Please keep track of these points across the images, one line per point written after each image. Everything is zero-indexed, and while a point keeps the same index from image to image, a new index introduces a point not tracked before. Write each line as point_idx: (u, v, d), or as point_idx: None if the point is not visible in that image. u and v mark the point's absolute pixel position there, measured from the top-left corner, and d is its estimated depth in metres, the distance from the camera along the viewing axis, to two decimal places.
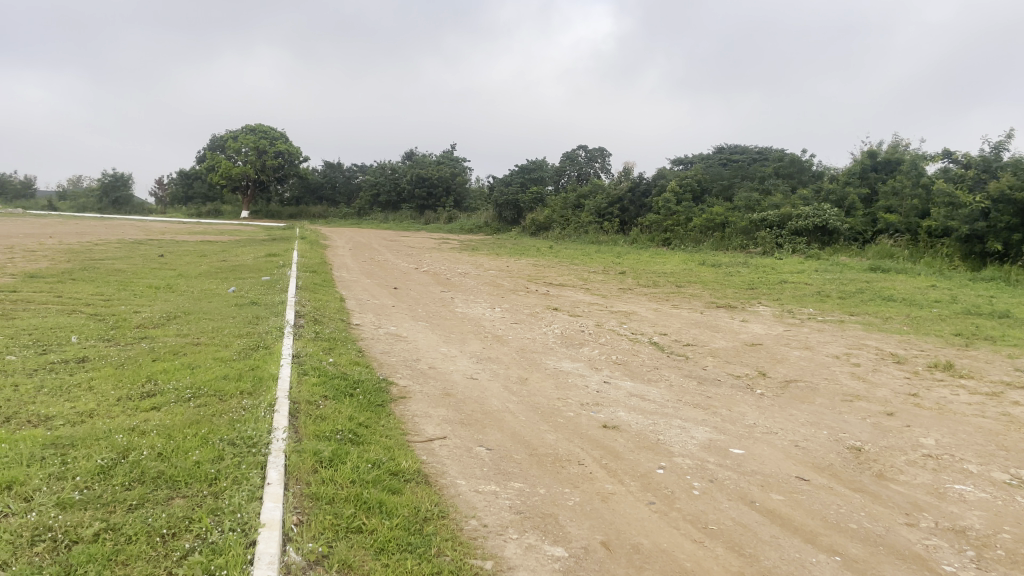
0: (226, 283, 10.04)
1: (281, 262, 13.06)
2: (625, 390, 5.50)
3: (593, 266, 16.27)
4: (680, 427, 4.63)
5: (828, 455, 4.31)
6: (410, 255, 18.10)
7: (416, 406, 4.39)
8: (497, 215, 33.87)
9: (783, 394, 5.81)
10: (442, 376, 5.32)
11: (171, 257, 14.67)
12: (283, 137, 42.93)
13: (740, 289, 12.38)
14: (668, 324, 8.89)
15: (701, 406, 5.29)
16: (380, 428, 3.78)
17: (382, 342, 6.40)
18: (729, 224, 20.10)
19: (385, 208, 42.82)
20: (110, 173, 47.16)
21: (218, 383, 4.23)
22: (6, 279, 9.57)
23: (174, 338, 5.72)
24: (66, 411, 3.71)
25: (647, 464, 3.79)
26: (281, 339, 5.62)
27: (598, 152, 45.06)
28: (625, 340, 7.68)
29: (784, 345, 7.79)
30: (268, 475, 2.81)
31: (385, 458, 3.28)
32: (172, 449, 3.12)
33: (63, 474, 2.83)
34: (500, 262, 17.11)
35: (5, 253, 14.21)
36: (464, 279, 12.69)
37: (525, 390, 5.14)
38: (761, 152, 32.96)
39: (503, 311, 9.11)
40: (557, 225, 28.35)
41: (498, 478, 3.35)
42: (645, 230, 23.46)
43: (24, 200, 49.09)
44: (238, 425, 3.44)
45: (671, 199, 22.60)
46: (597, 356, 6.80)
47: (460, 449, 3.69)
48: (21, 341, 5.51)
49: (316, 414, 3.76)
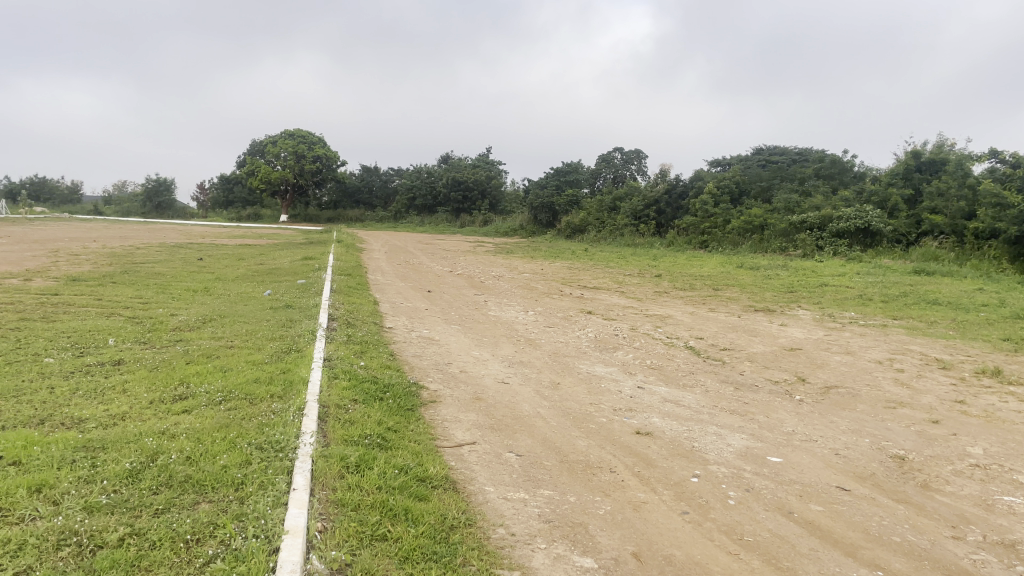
0: (262, 287, 10.12)
1: (317, 266, 13.15)
2: (659, 396, 5.40)
3: (628, 269, 16.14)
4: (716, 435, 4.52)
5: (869, 464, 4.17)
6: (445, 258, 18.13)
7: (446, 410, 4.35)
8: (532, 218, 33.80)
9: (823, 400, 5.66)
10: (474, 380, 5.27)
11: (210, 261, 14.87)
12: (322, 142, 43.39)
13: (779, 292, 12.15)
14: (704, 328, 8.75)
15: (737, 412, 5.17)
16: (409, 433, 3.75)
17: (414, 346, 6.38)
18: (768, 226, 19.78)
19: (421, 211, 43.05)
20: (154, 179, 48.17)
21: (249, 387, 4.23)
22: (49, 282, 9.76)
23: (208, 341, 5.76)
24: (98, 414, 3.73)
25: (681, 472, 3.69)
26: (313, 342, 5.63)
27: (635, 154, 44.78)
28: (660, 345, 7.57)
29: (824, 349, 7.61)
30: (294, 480, 2.77)
31: (413, 464, 3.24)
32: (200, 453, 3.11)
33: (91, 478, 2.83)
34: (535, 264, 17.03)
35: (50, 256, 14.53)
36: (498, 282, 12.65)
37: (557, 395, 5.07)
38: (801, 153, 32.42)
39: (536, 315, 9.05)
40: (592, 227, 28.20)
41: (526, 486, 3.29)
42: (681, 232, 23.20)
43: (71, 205, 50.37)
44: (266, 429, 3.42)
45: (708, 201, 22.35)
46: (632, 360, 6.70)
47: (489, 455, 3.64)
48: (59, 344, 5.58)
49: (346, 418, 3.73)
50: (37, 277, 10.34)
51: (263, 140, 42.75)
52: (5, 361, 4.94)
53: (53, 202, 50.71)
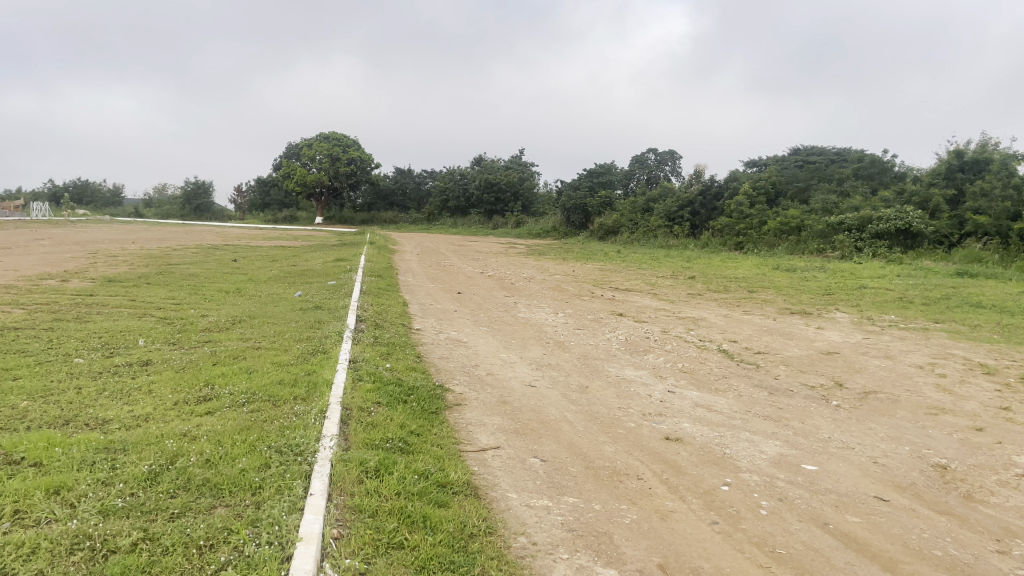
0: (293, 288, 10.16)
1: (348, 267, 13.19)
2: (690, 400, 5.28)
3: (662, 271, 15.94)
4: (748, 441, 4.38)
5: (910, 473, 4.01)
6: (477, 259, 18.11)
7: (471, 414, 4.27)
8: (565, 219, 33.65)
9: (861, 406, 5.48)
10: (500, 382, 5.20)
11: (244, 262, 15.02)
12: (356, 144, 43.73)
13: (816, 294, 11.89)
14: (738, 331, 8.58)
15: (771, 417, 5.02)
16: (432, 436, 3.69)
17: (442, 348, 6.33)
18: (805, 228, 19.43)
19: (454, 213, 43.17)
20: (192, 181, 48.99)
21: (273, 388, 4.20)
22: (86, 283, 9.91)
23: (236, 342, 5.77)
24: (123, 415, 3.73)
25: (711, 480, 3.58)
26: (340, 343, 5.60)
27: (669, 155, 44.41)
28: (692, 348, 7.43)
29: (862, 353, 7.40)
30: (312, 485, 2.72)
31: (435, 469, 3.17)
32: (220, 456, 3.08)
33: (110, 479, 2.82)
34: (567, 266, 16.93)
35: (90, 258, 14.79)
36: (529, 284, 12.58)
37: (585, 399, 4.98)
38: (839, 153, 31.84)
39: (566, 317, 8.94)
40: (625, 229, 27.98)
41: (550, 492, 3.20)
42: (716, 233, 22.90)
43: (112, 207, 51.47)
44: (287, 431, 3.38)
45: (744, 202, 22.05)
46: (663, 363, 6.57)
47: (513, 460, 3.56)
48: (90, 344, 5.64)
49: (368, 421, 3.68)
50: (75, 278, 10.51)
51: (299, 143, 43.19)
52: (36, 361, 4.98)
53: (96, 204, 51.85)
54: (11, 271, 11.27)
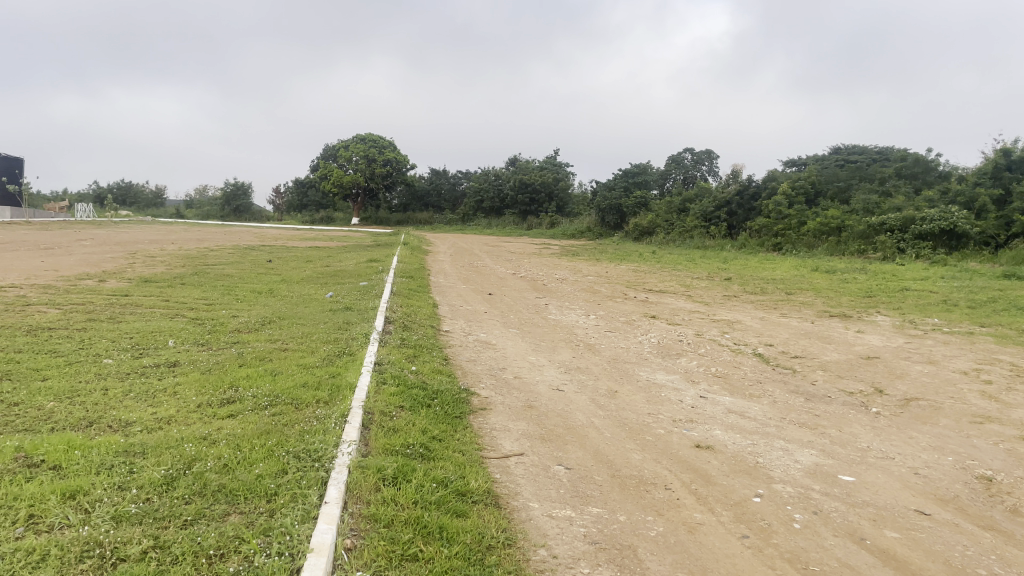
0: (324, 289, 10.18)
1: (381, 268, 13.20)
2: (722, 406, 5.13)
3: (697, 272, 15.70)
4: (782, 450, 4.23)
5: (952, 485, 3.83)
6: (509, 260, 18.05)
7: (495, 419, 4.19)
8: (600, 220, 33.45)
9: (902, 413, 5.28)
10: (527, 387, 5.11)
11: (279, 262, 15.13)
12: (392, 145, 43.98)
13: (856, 297, 11.59)
14: (775, 334, 8.37)
15: (807, 425, 4.86)
16: (455, 442, 3.61)
17: (469, 350, 6.25)
18: (846, 228, 19.02)
19: (489, 214, 43.19)
20: (232, 183, 49.79)
21: (296, 391, 4.16)
22: (123, 283, 10.04)
23: (263, 344, 5.76)
24: (146, 417, 3.72)
25: (742, 491, 3.44)
26: (366, 345, 5.56)
27: (706, 154, 43.92)
28: (726, 351, 7.26)
29: (903, 358, 7.16)
30: (327, 492, 2.66)
31: (455, 476, 3.10)
32: (238, 460, 3.03)
33: (126, 484, 2.79)
34: (600, 267, 16.77)
35: (129, 258, 15.03)
36: (561, 285, 12.45)
37: (614, 404, 4.86)
38: (881, 152, 31.14)
39: (598, 319, 8.82)
40: (661, 229, 27.70)
41: (574, 502, 3.10)
42: (753, 234, 22.54)
43: (154, 208, 52.52)
44: (307, 436, 3.33)
45: (782, 202, 21.65)
46: (695, 367, 6.42)
47: (536, 467, 3.46)
48: (120, 344, 5.67)
49: (390, 426, 3.62)
50: (112, 278, 10.65)
51: (335, 144, 43.52)
52: (67, 362, 5.02)
53: (138, 205, 52.96)
54: (50, 271, 11.47)
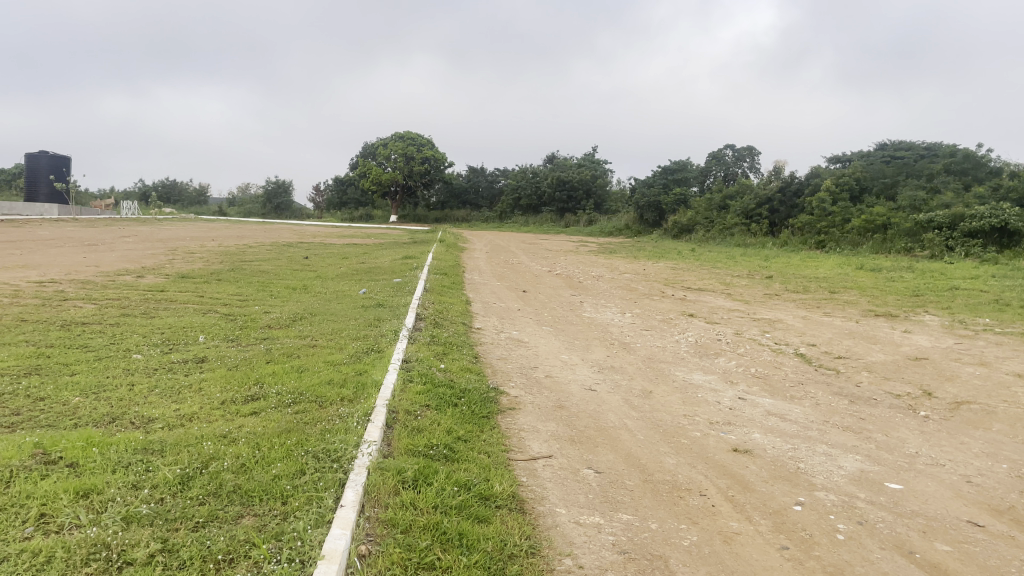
0: (358, 285, 10.15)
1: (416, 265, 13.15)
2: (762, 409, 4.94)
3: (737, 270, 15.36)
4: (825, 455, 4.03)
5: (1008, 495, 3.60)
6: (545, 258, 17.90)
7: (524, 419, 4.06)
8: (638, 217, 33.12)
9: (952, 418, 5.03)
10: (558, 386, 4.97)
11: (316, 259, 15.16)
12: (431, 143, 44.09)
13: (903, 296, 11.22)
14: (817, 334, 8.10)
15: (851, 429, 4.65)
16: (480, 443, 3.49)
17: (501, 348, 6.13)
18: (892, 225, 18.52)
19: (527, 211, 43.07)
20: (273, 182, 50.42)
21: (321, 388, 4.08)
22: (160, 279, 10.10)
23: (293, 340, 5.70)
24: (168, 414, 3.67)
25: (783, 499, 3.26)
26: (395, 342, 5.47)
27: (747, 151, 43.26)
28: (767, 351, 7.03)
29: (954, 360, 6.85)
30: (344, 495, 2.56)
31: (479, 479, 2.97)
32: (256, 460, 2.94)
33: (140, 483, 2.72)
34: (638, 265, 16.53)
35: (169, 255, 15.19)
36: (597, 283, 12.26)
37: (648, 405, 4.70)
38: (929, 148, 30.26)
39: (634, 317, 8.63)
40: (700, 227, 27.30)
41: (603, 508, 2.96)
42: (796, 231, 22.07)
43: (198, 206, 53.44)
44: (328, 435, 3.23)
45: (826, 199, 21.16)
46: (734, 367, 6.22)
47: (565, 471, 3.33)
48: (151, 340, 5.66)
49: (414, 426, 3.51)
50: (150, 274, 10.75)
51: (374, 142, 43.78)
52: (96, 357, 5.01)
53: (182, 203, 53.83)
54: (90, 267, 11.64)
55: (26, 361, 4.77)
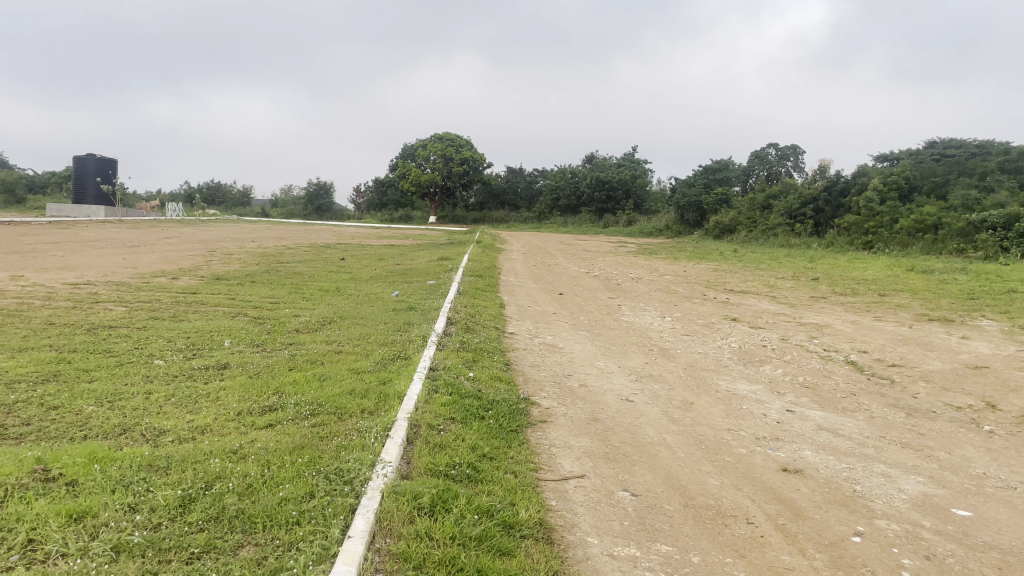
0: (391, 287, 9.99)
1: (451, 266, 12.95)
2: (813, 422, 4.61)
3: (781, 272, 14.91)
4: (883, 477, 3.70)
5: None
6: (583, 259, 17.62)
7: (555, 433, 3.81)
8: (679, 217, 32.59)
9: (1021, 434, 4.64)
10: (593, 397, 4.70)
11: (352, 261, 15.05)
12: (469, 144, 44.01)
13: (958, 299, 10.70)
14: (869, 340, 7.69)
15: (909, 446, 4.30)
16: (506, 461, 3.25)
17: (534, 354, 5.89)
18: (943, 225, 17.84)
19: (565, 212, 42.78)
20: (314, 183, 50.89)
21: (341, 400, 3.87)
22: (194, 281, 10.04)
23: (319, 345, 5.52)
24: (181, 426, 3.49)
25: (839, 528, 2.96)
26: (423, 349, 5.26)
27: (791, 150, 42.37)
28: (815, 358, 6.67)
29: (1018, 369, 6.42)
30: (353, 524, 2.33)
31: (503, 505, 2.72)
32: (264, 480, 2.73)
33: (138, 505, 2.53)
34: (678, 266, 16.14)
35: (207, 256, 15.22)
36: (636, 285, 11.95)
37: (689, 418, 4.40)
38: (982, 145, 29.26)
39: (674, 321, 8.32)
40: (742, 227, 26.73)
41: (639, 538, 2.68)
42: (842, 232, 21.42)
43: (241, 208, 54.27)
44: (343, 453, 3.01)
45: (873, 198, 20.47)
46: (780, 376, 5.88)
47: (598, 493, 3.06)
48: (175, 345, 5.51)
49: (436, 441, 3.28)
50: (185, 276, 10.71)
51: (414, 143, 43.88)
52: (117, 363, 4.87)
53: (226, 205, 54.57)
54: (128, 269, 11.66)
55: (45, 366, 4.66)
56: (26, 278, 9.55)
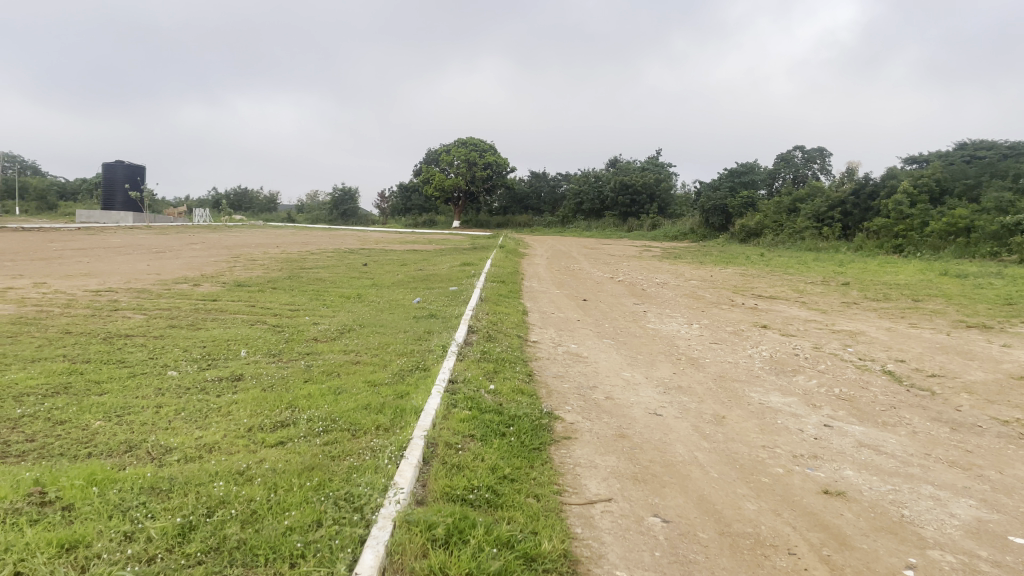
0: (413, 294, 9.84)
1: (474, 271, 12.78)
2: (852, 438, 4.36)
3: (810, 277, 14.60)
4: (932, 500, 3.45)
5: None
6: (607, 263, 17.42)
7: (580, 451, 3.61)
8: (703, 221, 32.22)
9: None
10: (619, 410, 4.49)
11: (374, 266, 14.96)
12: (492, 148, 43.94)
13: (995, 304, 10.34)
14: (905, 348, 7.39)
15: (957, 465, 4.03)
16: (528, 483, 3.05)
17: (558, 364, 5.69)
18: (976, 228, 17.40)
19: (589, 215, 42.57)
20: (339, 188, 51.15)
21: (356, 415, 3.70)
22: (215, 288, 9.96)
23: (336, 355, 5.37)
24: (189, 443, 3.33)
25: (890, 560, 2.72)
26: (443, 359, 5.08)
27: (817, 152, 41.83)
28: (850, 368, 6.40)
29: None
30: (361, 559, 2.16)
31: (524, 534, 2.54)
32: (269, 506, 2.56)
33: (136, 534, 2.37)
34: (704, 271, 15.83)
35: (230, 262, 15.19)
36: (662, 290, 11.71)
37: (721, 434, 4.17)
38: (1014, 146, 28.60)
39: (702, 329, 8.07)
40: (769, 231, 26.34)
41: (672, 571, 2.47)
42: (871, 235, 20.99)
43: (267, 213, 54.57)
44: (355, 475, 2.84)
45: (903, 201, 20.05)
46: (815, 388, 5.62)
47: (627, 520, 2.85)
48: (191, 355, 5.39)
49: (453, 462, 3.10)
50: (207, 283, 10.64)
51: (438, 148, 43.94)
52: (130, 374, 4.74)
53: (251, 210, 55.00)
54: (151, 275, 11.63)
55: (56, 378, 4.53)
56: (48, 285, 9.52)
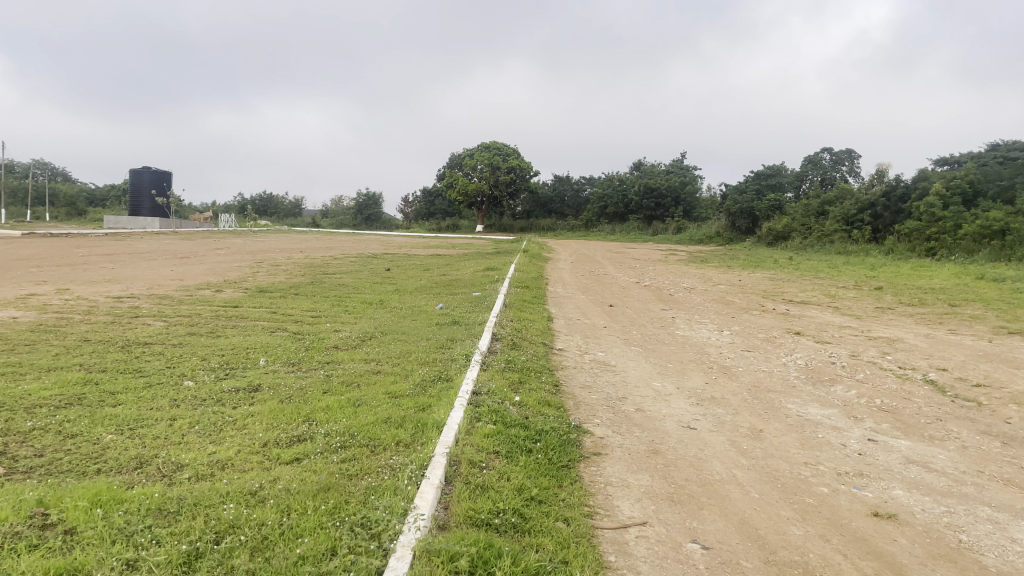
0: (435, 299, 9.67)
1: (497, 277, 12.57)
2: (899, 454, 4.11)
3: (842, 281, 14.28)
4: (991, 523, 3.20)
5: None
6: (633, 267, 17.18)
7: (611, 469, 3.41)
8: (729, 224, 31.83)
9: None
10: (651, 423, 4.29)
11: (397, 271, 14.85)
12: (516, 153, 43.85)
13: None
14: (947, 356, 7.09)
15: (1013, 483, 3.77)
16: (557, 505, 2.87)
17: (585, 374, 5.49)
18: (1011, 230, 16.95)
19: (613, 219, 42.30)
20: (364, 193, 51.42)
21: (375, 429, 3.54)
22: (237, 294, 9.86)
23: (356, 365, 5.21)
24: (201, 459, 3.19)
25: None
26: (466, 369, 4.91)
27: (845, 155, 41.23)
28: (891, 377, 6.13)
29: None
30: None
31: (554, 564, 2.35)
32: (282, 531, 2.40)
33: (139, 562, 2.21)
34: (732, 275, 15.54)
35: (254, 267, 15.14)
36: (690, 295, 11.45)
37: (760, 450, 3.94)
38: None
39: (733, 335, 7.82)
40: (796, 234, 25.95)
41: None
42: (902, 238, 20.54)
43: (292, 219, 54.87)
44: (373, 497, 2.67)
45: (935, 203, 19.61)
46: (856, 399, 5.36)
47: (663, 546, 2.66)
48: (208, 364, 5.26)
49: (477, 482, 2.92)
50: (229, 288, 10.59)
51: (462, 153, 43.93)
52: (145, 384, 4.62)
53: (277, 215, 55.44)
54: (174, 281, 11.61)
55: (70, 388, 4.42)
56: (70, 291, 9.50)
